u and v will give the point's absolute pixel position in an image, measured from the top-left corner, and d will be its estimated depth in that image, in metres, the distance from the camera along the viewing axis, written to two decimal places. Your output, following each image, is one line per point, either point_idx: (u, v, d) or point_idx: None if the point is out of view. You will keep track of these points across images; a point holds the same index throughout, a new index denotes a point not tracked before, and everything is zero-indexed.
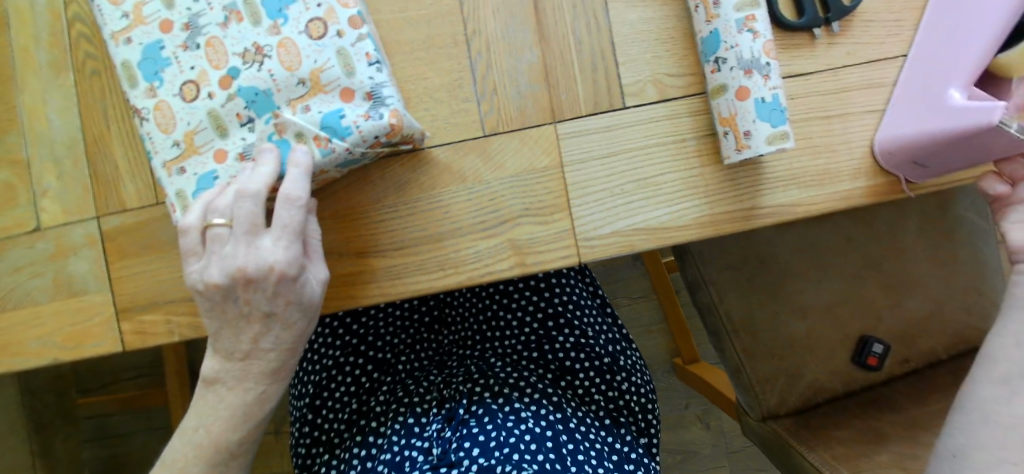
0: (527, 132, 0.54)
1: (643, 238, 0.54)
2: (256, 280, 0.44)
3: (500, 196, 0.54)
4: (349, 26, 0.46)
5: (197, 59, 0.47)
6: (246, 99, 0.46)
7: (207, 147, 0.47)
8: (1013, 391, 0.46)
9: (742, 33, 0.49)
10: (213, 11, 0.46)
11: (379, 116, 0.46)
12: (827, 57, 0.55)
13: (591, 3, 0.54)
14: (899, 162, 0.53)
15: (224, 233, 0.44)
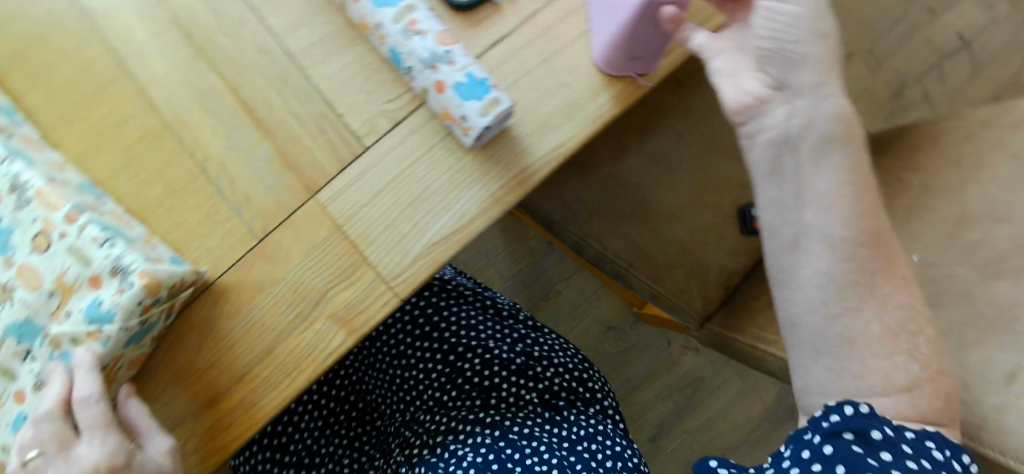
0: (296, 215, 0.55)
1: (446, 249, 0.55)
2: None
3: (302, 283, 0.55)
4: (66, 223, 0.47)
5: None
6: (14, 335, 0.47)
7: (5, 395, 0.48)
8: (804, 252, 0.51)
9: (411, 38, 0.50)
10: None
11: (131, 284, 0.47)
12: (517, 11, 0.58)
13: (290, 79, 0.55)
14: (620, 64, 0.55)
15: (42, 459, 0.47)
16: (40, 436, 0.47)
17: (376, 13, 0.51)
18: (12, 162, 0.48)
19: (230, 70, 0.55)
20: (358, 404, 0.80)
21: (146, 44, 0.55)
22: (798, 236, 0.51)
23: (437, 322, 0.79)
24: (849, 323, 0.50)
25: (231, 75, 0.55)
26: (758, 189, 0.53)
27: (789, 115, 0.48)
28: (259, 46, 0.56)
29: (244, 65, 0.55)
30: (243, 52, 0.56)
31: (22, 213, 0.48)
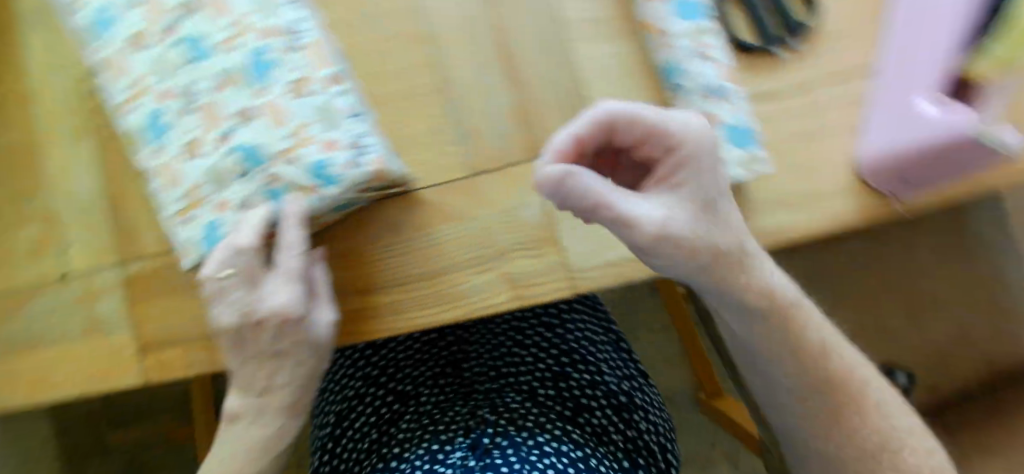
0: (513, 169, 0.55)
1: (639, 268, 0.53)
2: (270, 325, 0.46)
3: (490, 230, 0.54)
4: (329, 84, 0.49)
5: (191, 120, 0.48)
6: (242, 154, 0.47)
7: (208, 199, 0.48)
8: (745, 246, 0.48)
9: (697, 62, 0.52)
10: (201, 78, 0.48)
11: (364, 163, 0.47)
12: (795, 79, 0.54)
13: (557, 44, 0.56)
14: (884, 178, 0.51)
15: (228, 287, 0.45)
16: (236, 262, 0.45)
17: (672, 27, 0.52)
18: (294, 9, 0.50)
19: (502, 14, 0.57)
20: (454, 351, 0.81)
21: None
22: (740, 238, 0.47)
23: (566, 323, 0.82)
24: (733, 219, 0.46)
25: (501, 19, 0.57)
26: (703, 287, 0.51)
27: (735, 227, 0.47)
28: (535, 5, 0.57)
29: (516, 14, 0.56)
30: (521, 3, 0.57)
31: (288, 56, 0.48)
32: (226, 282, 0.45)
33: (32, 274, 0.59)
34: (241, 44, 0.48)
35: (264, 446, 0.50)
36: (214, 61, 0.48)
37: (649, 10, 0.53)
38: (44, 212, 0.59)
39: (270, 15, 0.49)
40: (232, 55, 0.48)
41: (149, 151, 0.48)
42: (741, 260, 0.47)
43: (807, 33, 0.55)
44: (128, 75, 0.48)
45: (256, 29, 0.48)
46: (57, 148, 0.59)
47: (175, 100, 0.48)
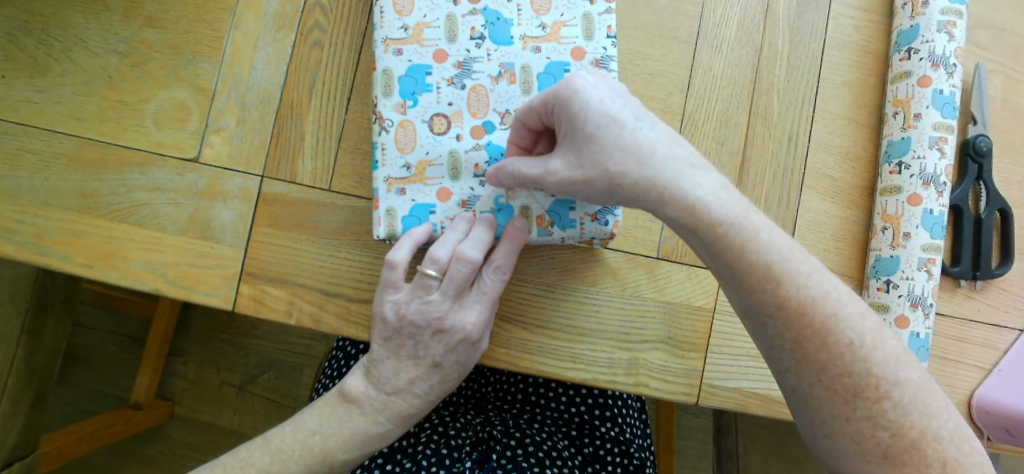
0: (695, 270, 0.55)
1: (758, 405, 0.54)
2: (443, 337, 0.45)
3: (650, 316, 0.54)
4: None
5: (458, 96, 0.46)
6: (490, 156, 0.46)
7: (434, 182, 0.46)
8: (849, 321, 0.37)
9: (920, 271, 0.50)
10: (487, 60, 0.46)
11: (606, 221, 0.47)
12: (961, 307, 0.56)
13: (790, 180, 0.55)
14: (993, 423, 0.54)
15: (428, 283, 0.45)
16: (450, 266, 0.44)
17: (917, 228, 0.51)
18: (610, 41, 0.47)
19: (759, 127, 0.56)
20: None
21: (727, 44, 0.56)
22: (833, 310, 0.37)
23: None
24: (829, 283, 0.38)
25: (757, 131, 0.56)
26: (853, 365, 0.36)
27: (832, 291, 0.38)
28: (792, 136, 0.56)
29: (773, 138, 0.56)
30: (782, 126, 0.56)
31: None
32: (430, 279, 0.44)
33: (165, 140, 0.54)
34: (543, 50, 0.46)
35: (364, 437, 0.46)
36: (509, 51, 0.46)
37: (898, 196, 0.52)
38: (206, 85, 0.54)
39: (586, 34, 0.47)
40: (530, 55, 0.46)
41: (394, 103, 0.46)
42: (867, 338, 0.36)
43: (1002, 276, 0.56)
44: (414, 20, 0.46)
45: (565, 41, 0.47)
46: (250, 24, 0.54)
47: (450, 69, 0.46)
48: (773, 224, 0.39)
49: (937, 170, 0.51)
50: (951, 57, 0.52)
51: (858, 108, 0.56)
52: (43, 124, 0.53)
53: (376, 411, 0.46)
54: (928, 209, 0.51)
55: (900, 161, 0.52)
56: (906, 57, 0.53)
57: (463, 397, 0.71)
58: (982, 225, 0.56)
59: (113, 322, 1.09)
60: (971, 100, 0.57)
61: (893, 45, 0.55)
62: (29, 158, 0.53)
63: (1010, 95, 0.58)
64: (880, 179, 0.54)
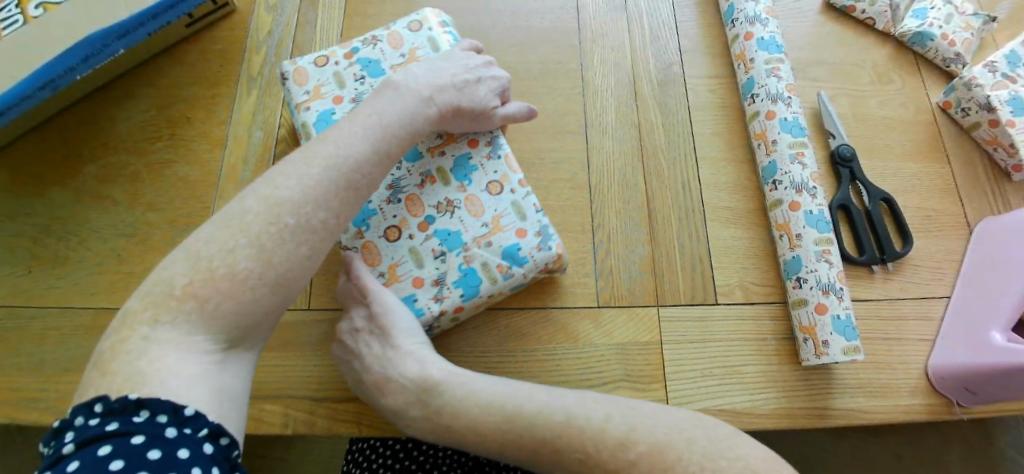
0: (634, 309, 0.61)
1: (728, 420, 0.56)
2: (413, 389, 0.50)
3: (606, 360, 0.59)
4: (518, 184, 0.58)
5: (397, 209, 0.56)
6: (440, 238, 0.56)
7: (406, 276, 0.55)
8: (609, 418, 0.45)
9: (820, 261, 0.57)
10: (406, 178, 0.58)
11: (548, 248, 0.56)
12: (884, 288, 0.62)
13: (694, 217, 0.64)
14: (951, 386, 0.57)
15: (455, 77, 0.56)
16: (483, 90, 0.57)
17: (805, 227, 0.58)
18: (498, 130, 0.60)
19: (655, 182, 0.65)
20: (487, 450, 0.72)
21: (611, 126, 0.68)
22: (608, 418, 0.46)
23: None
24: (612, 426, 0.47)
25: (655, 184, 0.65)
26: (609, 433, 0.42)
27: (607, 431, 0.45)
28: (685, 183, 0.65)
29: (669, 188, 0.65)
30: (674, 177, 0.65)
31: (489, 161, 0.58)
32: (400, 346, 0.51)
33: None
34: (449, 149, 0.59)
35: None
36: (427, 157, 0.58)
37: (782, 207, 0.60)
38: None
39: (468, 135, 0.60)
40: (440, 158, 0.58)
41: (352, 233, 0.56)
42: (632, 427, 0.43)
43: (909, 254, 0.63)
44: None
45: (461, 138, 0.59)
46: (232, 192, 0.67)
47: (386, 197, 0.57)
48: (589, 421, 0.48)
49: (804, 178, 0.60)
50: (784, 92, 0.64)
51: (732, 149, 0.67)
52: (64, 304, 0.64)
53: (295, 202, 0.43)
54: (808, 210, 0.59)
55: (774, 180, 0.62)
56: (752, 101, 0.66)
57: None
58: (872, 216, 0.64)
59: None
60: (823, 121, 0.68)
61: (742, 94, 0.68)
62: (52, 335, 0.63)
63: (857, 109, 0.69)
64: (767, 198, 0.63)
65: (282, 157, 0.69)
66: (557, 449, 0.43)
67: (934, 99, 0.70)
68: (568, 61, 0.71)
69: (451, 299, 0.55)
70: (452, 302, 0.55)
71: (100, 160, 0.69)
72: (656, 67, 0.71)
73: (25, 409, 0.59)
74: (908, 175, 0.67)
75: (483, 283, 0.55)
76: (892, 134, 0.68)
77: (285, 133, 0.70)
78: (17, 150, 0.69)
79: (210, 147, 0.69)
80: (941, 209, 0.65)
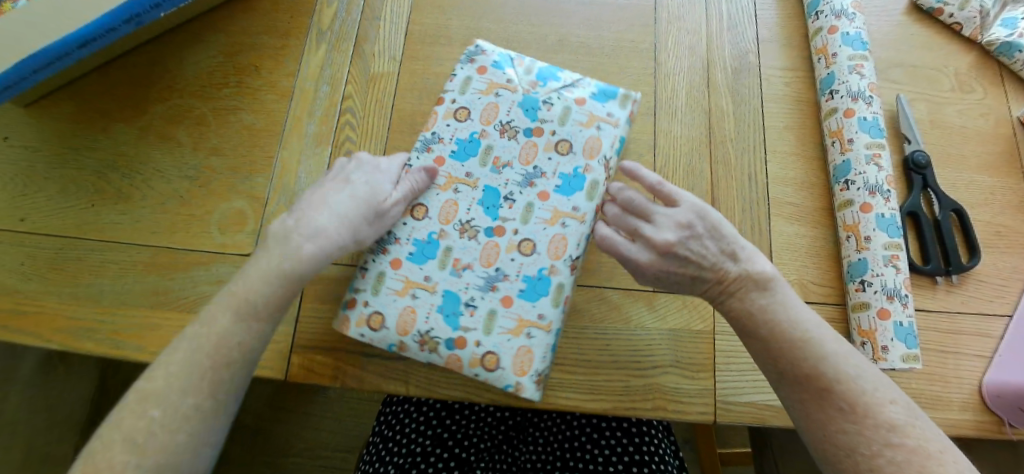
0: (689, 299, 0.61)
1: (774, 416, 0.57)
2: (753, 288, 0.51)
3: (656, 344, 0.59)
4: (447, 101, 0.62)
5: (551, 163, 0.58)
6: (533, 128, 0.59)
7: (578, 155, 0.58)
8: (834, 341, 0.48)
9: (888, 267, 0.56)
10: (506, 189, 0.58)
11: (473, 51, 0.63)
12: (945, 302, 0.61)
13: (757, 210, 0.63)
14: (1007, 406, 0.56)
15: (333, 198, 0.54)
16: (360, 174, 0.56)
17: (875, 230, 0.58)
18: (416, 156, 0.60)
19: (721, 171, 0.64)
20: (514, 427, 0.75)
21: (680, 111, 0.67)
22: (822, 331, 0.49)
23: (634, 424, 0.72)
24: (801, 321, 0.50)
25: (719, 175, 0.64)
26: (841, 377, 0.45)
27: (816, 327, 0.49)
28: (751, 174, 0.64)
29: (734, 178, 0.64)
30: (739, 169, 0.65)
31: (444, 134, 0.60)
32: (731, 240, 0.52)
33: (226, 242, 0.65)
34: (444, 163, 0.59)
35: None
36: (450, 166, 0.59)
37: (852, 208, 0.59)
38: (259, 194, 0.66)
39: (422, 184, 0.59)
40: (448, 182, 0.58)
41: (573, 240, 0.56)
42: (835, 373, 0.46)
43: (975, 269, 0.62)
44: (521, 338, 0.54)
45: (429, 164, 0.59)
46: (294, 143, 0.67)
47: (551, 212, 0.57)
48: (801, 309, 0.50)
49: (879, 180, 0.59)
50: (866, 91, 0.62)
51: (803, 146, 0.65)
52: (125, 240, 0.65)
53: (233, 304, 0.49)
54: (880, 213, 0.58)
55: (846, 180, 0.61)
56: (830, 98, 0.64)
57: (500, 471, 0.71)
58: (940, 226, 0.63)
59: None
60: (900, 125, 0.66)
61: (819, 90, 0.66)
62: (111, 269, 0.64)
63: (935, 115, 0.67)
64: (835, 197, 0.62)
65: (346, 114, 0.68)
66: (817, 376, 0.46)
67: (1015, 113, 0.68)
68: (640, 41, 0.70)
69: (611, 108, 0.60)
70: (596, 106, 0.60)
71: (166, 102, 0.70)
72: (730, 55, 0.69)
73: (83, 337, 0.61)
74: (981, 188, 0.65)
75: (537, 73, 0.62)
76: (969, 145, 0.66)
77: (352, 89, 0.69)
78: (86, 86, 0.70)
79: (275, 97, 0.69)
80: (1013, 226, 0.64)
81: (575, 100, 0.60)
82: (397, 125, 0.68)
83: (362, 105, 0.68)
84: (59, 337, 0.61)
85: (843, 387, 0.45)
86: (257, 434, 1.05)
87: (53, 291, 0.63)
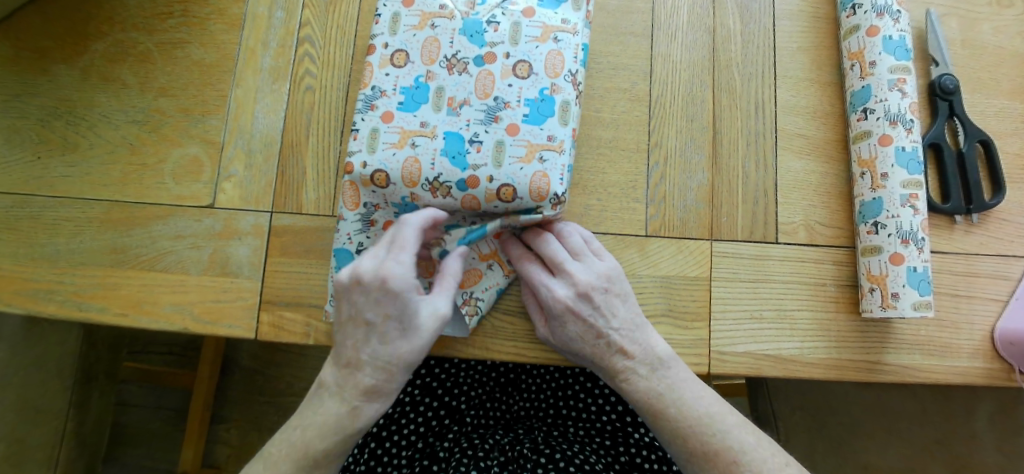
0: (686, 242, 0.56)
1: (771, 366, 0.53)
2: (657, 366, 0.51)
3: (649, 292, 0.55)
4: (379, 48, 0.53)
5: (513, 90, 0.50)
6: (476, 53, 0.51)
7: (533, 75, 0.50)
8: (728, 419, 0.49)
9: (905, 207, 0.51)
10: (469, 131, 0.50)
11: None
12: (963, 243, 0.56)
13: (763, 143, 0.57)
14: (1019, 353, 0.52)
15: (364, 308, 0.46)
16: (370, 295, 0.46)
17: (893, 167, 0.52)
18: (362, 116, 0.51)
19: (725, 100, 0.58)
20: (508, 377, 0.73)
21: (680, 31, 0.59)
22: (715, 409, 0.49)
23: None
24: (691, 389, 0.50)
25: (723, 105, 0.58)
26: (735, 444, 0.47)
27: (712, 404, 0.49)
28: (758, 104, 0.58)
29: (740, 108, 0.58)
30: (745, 96, 0.58)
31: (388, 83, 0.52)
32: (633, 309, 0.52)
33: (184, 193, 0.59)
34: (393, 119, 0.50)
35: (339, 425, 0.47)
36: (401, 119, 0.50)
37: (869, 140, 0.54)
38: (216, 139, 0.60)
39: (369, 149, 0.50)
40: (390, 130, 0.50)
41: (545, 172, 0.48)
42: (735, 446, 0.47)
43: (998, 207, 0.56)
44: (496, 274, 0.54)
45: (376, 117, 0.51)
46: (249, 80, 0.60)
47: (526, 147, 0.49)
48: (705, 392, 0.50)
49: (901, 109, 0.52)
50: (893, 4, 0.54)
51: (817, 69, 0.58)
52: (76, 194, 0.60)
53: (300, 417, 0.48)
54: (900, 146, 0.52)
55: (864, 108, 0.54)
56: (852, 13, 0.56)
57: (493, 419, 0.69)
58: (964, 159, 0.57)
59: (155, 395, 0.98)
60: (927, 43, 0.59)
61: (838, 4, 0.58)
62: (64, 225, 0.59)
63: (966, 33, 0.59)
64: (851, 128, 0.56)
65: (304, 44, 0.61)
66: (724, 451, 0.47)
67: None
68: None
69: (565, 14, 0.52)
70: (547, 15, 0.51)
71: (107, 36, 0.62)
72: None
73: (44, 300, 0.58)
74: (1012, 116, 0.58)
75: None
76: (1003, 67, 0.59)
77: (310, 15, 0.61)
78: (16, 18, 0.62)
79: (225, 27, 0.61)
80: None
81: (521, 12, 0.51)
82: (362, 54, 0.60)
83: (322, 34, 0.61)
84: (18, 300, 0.58)
85: (749, 458, 0.47)
86: (251, 380, 0.99)
87: (7, 251, 0.59)
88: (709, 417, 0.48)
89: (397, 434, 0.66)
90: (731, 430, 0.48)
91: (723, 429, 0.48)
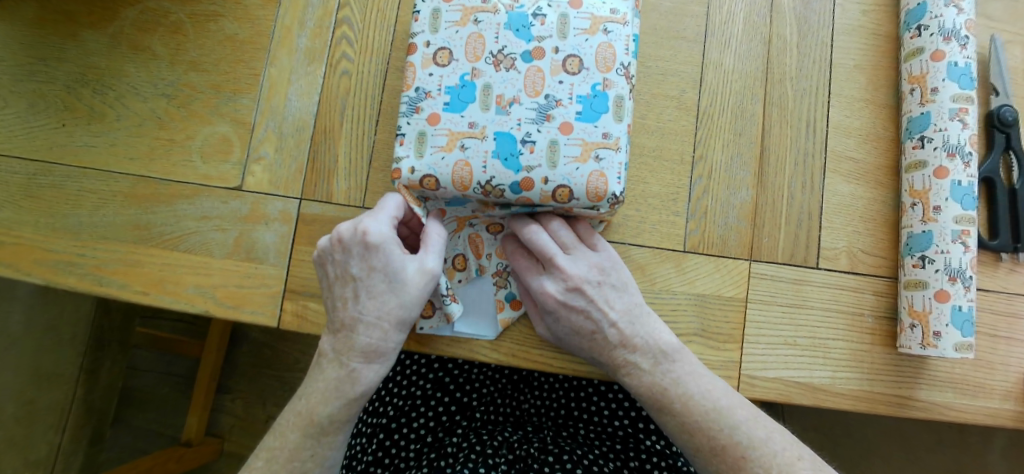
0: (725, 260, 0.55)
1: (801, 393, 0.53)
2: (661, 358, 0.50)
3: (681, 310, 0.54)
4: (420, 47, 0.51)
5: (564, 87, 0.48)
6: (525, 47, 0.49)
7: (585, 71, 0.48)
8: (739, 410, 0.47)
9: (956, 243, 0.49)
10: (520, 131, 0.47)
11: None
12: (1006, 281, 0.55)
13: (811, 165, 0.55)
14: None
15: (349, 263, 0.48)
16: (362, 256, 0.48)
17: (947, 200, 0.50)
18: (408, 119, 0.50)
19: (775, 116, 0.56)
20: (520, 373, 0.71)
21: (735, 40, 0.57)
22: (724, 398, 0.48)
23: None
24: (698, 379, 0.49)
25: (773, 121, 0.56)
26: (744, 436, 0.45)
27: (724, 395, 0.48)
28: (810, 122, 0.56)
29: (790, 125, 0.56)
30: (797, 113, 0.56)
31: (431, 81, 0.50)
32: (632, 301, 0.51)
33: (212, 173, 0.58)
34: (440, 121, 0.49)
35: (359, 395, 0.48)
36: (448, 121, 0.48)
37: (924, 171, 0.52)
38: (247, 119, 0.58)
39: (417, 154, 0.48)
40: (439, 133, 0.48)
41: (602, 165, 0.47)
42: (744, 441, 0.45)
43: None
44: None
45: (421, 120, 0.49)
46: (284, 60, 0.58)
47: (581, 146, 0.47)
48: (719, 385, 0.48)
49: (961, 140, 0.50)
50: (962, 29, 0.51)
51: (873, 90, 0.56)
52: (102, 166, 0.58)
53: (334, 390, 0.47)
54: (956, 180, 0.50)
55: (922, 136, 0.52)
56: (917, 34, 0.54)
57: (503, 415, 0.68)
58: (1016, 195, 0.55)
59: (165, 362, 0.98)
60: (989, 71, 0.57)
61: (901, 24, 0.56)
62: (88, 197, 0.58)
63: None
64: (905, 156, 0.54)
65: (342, 26, 0.58)
66: (732, 446, 0.45)
67: None
68: None
69: (613, 2, 0.50)
70: (595, 4, 0.49)
71: (138, 5, 0.60)
72: None
73: (63, 272, 0.56)
74: None
75: None
76: None
77: None
78: None
79: (261, 3, 0.59)
80: None
81: (568, 3, 0.49)
82: (402, 41, 0.58)
83: (361, 17, 0.58)
84: (37, 271, 0.56)
85: (758, 453, 0.45)
86: (259, 356, 0.98)
87: (28, 220, 0.57)
88: (717, 408, 0.47)
89: (407, 426, 0.65)
90: (741, 421, 0.46)
91: (731, 424, 0.46)
